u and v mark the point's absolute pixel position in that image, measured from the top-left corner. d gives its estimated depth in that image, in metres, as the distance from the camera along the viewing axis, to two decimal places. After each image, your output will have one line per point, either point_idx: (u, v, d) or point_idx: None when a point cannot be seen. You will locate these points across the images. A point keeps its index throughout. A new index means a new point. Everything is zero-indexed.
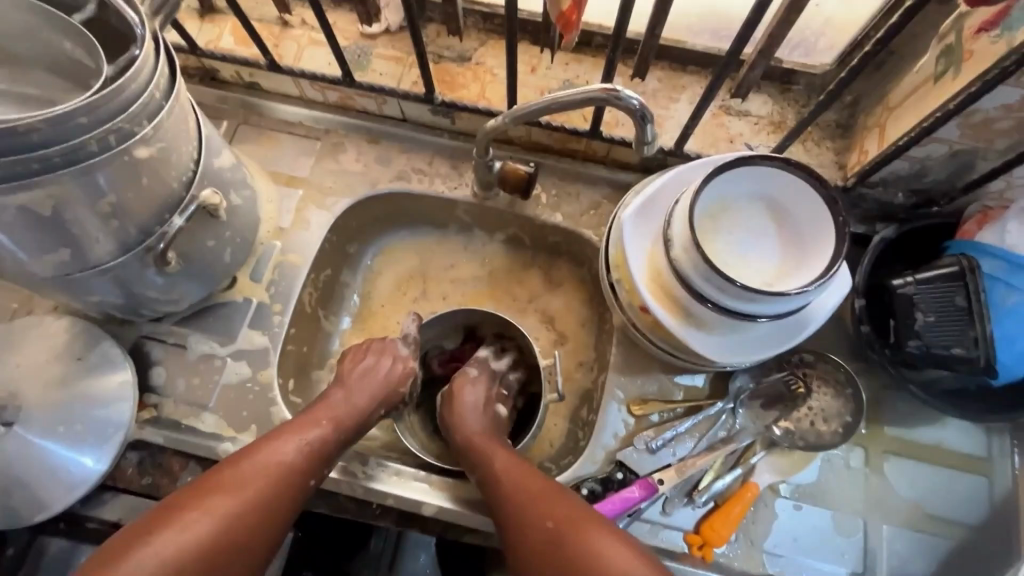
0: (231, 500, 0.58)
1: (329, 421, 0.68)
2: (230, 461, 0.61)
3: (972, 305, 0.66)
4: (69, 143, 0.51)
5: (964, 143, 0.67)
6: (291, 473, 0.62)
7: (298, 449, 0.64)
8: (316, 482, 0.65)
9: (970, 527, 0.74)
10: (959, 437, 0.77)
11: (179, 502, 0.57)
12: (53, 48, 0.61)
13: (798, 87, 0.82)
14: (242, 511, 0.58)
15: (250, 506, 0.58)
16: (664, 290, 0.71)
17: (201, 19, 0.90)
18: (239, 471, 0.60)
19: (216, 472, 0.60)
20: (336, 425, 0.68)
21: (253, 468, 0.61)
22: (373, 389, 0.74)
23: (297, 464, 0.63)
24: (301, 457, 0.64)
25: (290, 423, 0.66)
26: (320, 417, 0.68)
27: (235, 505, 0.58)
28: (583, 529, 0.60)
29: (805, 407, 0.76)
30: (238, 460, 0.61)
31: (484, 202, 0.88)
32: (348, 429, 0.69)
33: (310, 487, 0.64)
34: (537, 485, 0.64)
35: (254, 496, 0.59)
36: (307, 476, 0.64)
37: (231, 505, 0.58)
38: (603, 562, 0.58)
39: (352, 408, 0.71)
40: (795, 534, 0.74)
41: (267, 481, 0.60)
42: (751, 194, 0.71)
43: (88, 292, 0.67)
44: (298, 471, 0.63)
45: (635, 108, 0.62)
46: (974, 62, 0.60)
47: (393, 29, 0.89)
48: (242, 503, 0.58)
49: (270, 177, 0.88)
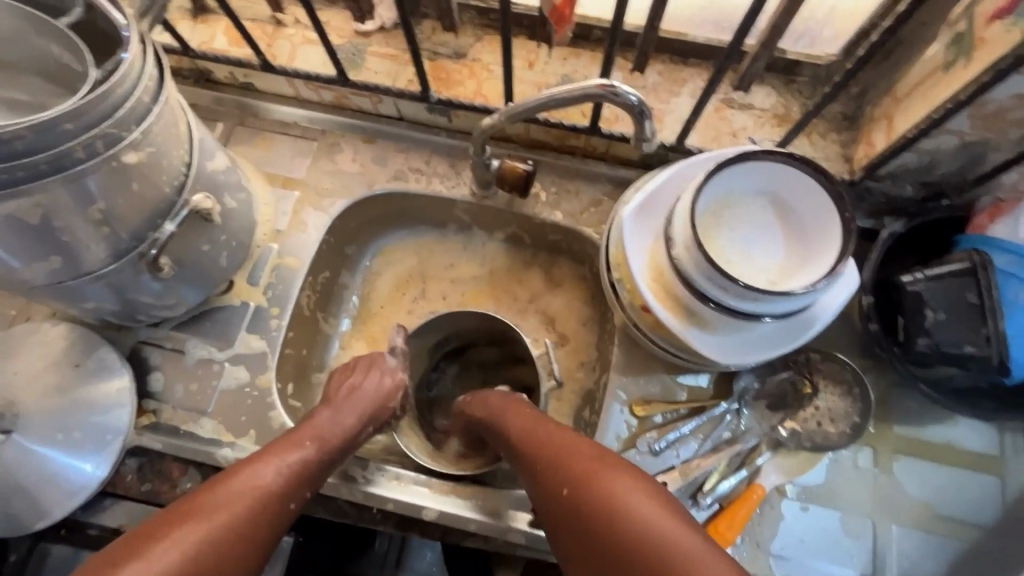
0: (203, 527, 0.54)
1: (313, 442, 0.66)
2: (204, 488, 0.58)
3: (984, 301, 0.64)
4: (55, 150, 0.50)
5: (975, 134, 0.64)
6: (270, 497, 0.59)
7: (279, 472, 0.61)
8: (296, 504, 0.62)
9: (983, 528, 0.73)
10: (971, 436, 0.75)
11: (147, 534, 0.53)
12: (41, 52, 0.60)
13: (803, 79, 0.80)
14: (216, 536, 0.54)
15: (226, 531, 0.55)
16: (665, 289, 0.69)
17: (194, 20, 0.89)
18: (213, 495, 0.57)
19: (187, 500, 0.56)
20: (320, 444, 0.66)
21: (227, 492, 0.57)
22: (363, 406, 0.73)
23: (277, 488, 0.60)
24: (282, 480, 0.61)
25: (273, 444, 0.64)
26: (303, 438, 0.66)
27: (209, 530, 0.54)
28: (600, 483, 0.53)
29: (811, 407, 0.75)
30: (211, 486, 0.58)
31: (483, 201, 0.87)
32: (334, 450, 0.67)
33: (289, 511, 0.61)
34: (551, 449, 0.60)
35: (229, 519, 0.55)
36: (287, 500, 0.61)
37: (201, 530, 0.53)
38: (625, 508, 0.51)
39: (337, 428, 0.69)
40: (802, 536, 0.73)
41: (243, 505, 0.57)
42: (753, 190, 0.69)
43: (83, 299, 0.67)
44: (278, 495, 0.60)
45: (633, 104, 0.60)
46: (986, 50, 0.58)
47: (387, 25, 0.87)
48: (217, 526, 0.54)
49: (266, 179, 0.87)
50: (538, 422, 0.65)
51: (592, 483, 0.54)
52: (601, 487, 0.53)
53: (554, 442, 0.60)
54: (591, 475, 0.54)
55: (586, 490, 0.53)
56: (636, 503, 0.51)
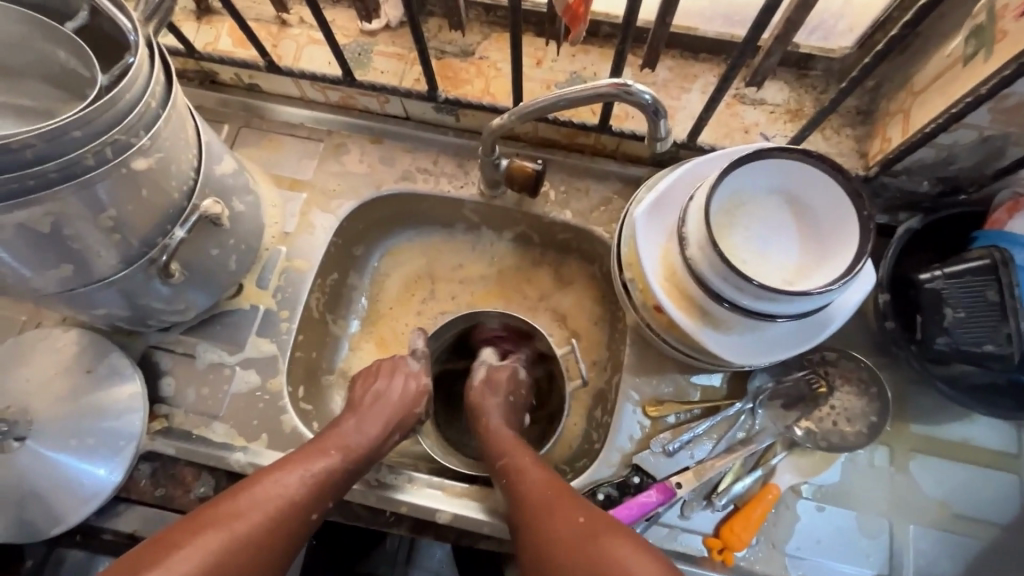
0: (224, 534, 0.54)
1: (338, 450, 0.66)
2: (228, 494, 0.58)
3: (1006, 300, 0.62)
4: (65, 158, 0.50)
5: (994, 128, 0.63)
6: (292, 506, 0.59)
7: (302, 481, 0.61)
8: (318, 515, 0.61)
9: (1000, 526, 0.72)
10: (989, 434, 0.75)
11: (170, 539, 0.54)
12: (48, 58, 0.60)
13: (816, 73, 0.79)
14: (236, 546, 0.54)
15: (244, 542, 0.55)
16: (679, 289, 0.69)
17: (198, 21, 0.88)
18: (236, 503, 0.57)
19: (209, 507, 0.57)
20: (345, 454, 0.66)
21: (250, 501, 0.57)
22: (388, 411, 0.72)
23: (299, 498, 0.60)
24: (304, 489, 0.61)
25: (297, 453, 0.64)
26: (329, 446, 0.65)
27: (229, 539, 0.54)
28: (610, 550, 0.54)
29: (827, 406, 0.74)
30: (235, 492, 0.58)
31: (492, 201, 0.86)
32: (358, 459, 0.67)
33: (311, 521, 0.61)
34: (557, 502, 0.60)
35: (249, 529, 0.56)
36: (310, 510, 0.60)
37: (221, 539, 0.54)
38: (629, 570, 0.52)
39: (362, 436, 0.69)
40: (818, 536, 0.72)
41: (264, 514, 0.57)
42: (770, 188, 0.68)
43: (93, 305, 0.66)
44: (300, 505, 0.60)
45: (647, 103, 0.59)
46: (1008, 43, 0.56)
47: (393, 24, 0.86)
48: (237, 536, 0.55)
49: (274, 181, 0.87)
50: (541, 473, 0.65)
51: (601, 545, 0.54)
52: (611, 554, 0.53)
53: (558, 496, 0.61)
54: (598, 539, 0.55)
55: (597, 551, 0.54)
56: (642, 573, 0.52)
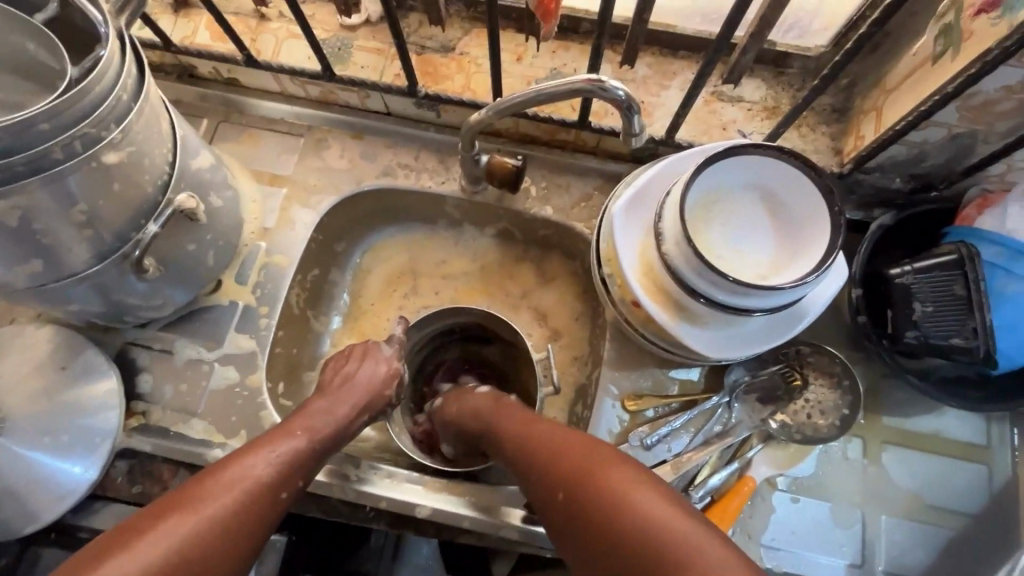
0: (191, 519, 0.53)
1: (304, 431, 0.65)
2: (197, 479, 0.57)
3: (972, 294, 0.64)
4: (32, 151, 0.49)
5: (963, 126, 0.64)
6: (261, 488, 0.58)
7: (268, 464, 0.60)
8: (288, 495, 0.61)
9: (968, 517, 0.74)
10: (960, 427, 0.76)
11: (133, 526, 0.53)
12: (17, 50, 0.59)
13: (792, 71, 0.80)
14: (204, 529, 0.53)
15: (213, 524, 0.54)
16: (656, 285, 0.69)
17: (175, 14, 0.87)
18: (200, 488, 0.56)
19: (174, 495, 0.56)
20: (311, 434, 0.65)
21: (217, 483, 0.56)
22: (355, 393, 0.72)
23: (267, 478, 0.59)
24: (272, 471, 0.60)
25: (264, 437, 0.63)
26: (295, 428, 0.65)
27: (195, 523, 0.53)
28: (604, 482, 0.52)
29: (801, 400, 0.75)
30: (200, 479, 0.57)
31: (473, 197, 0.86)
32: (325, 439, 0.66)
33: (282, 500, 0.60)
34: (555, 446, 0.59)
35: (215, 512, 0.54)
36: (278, 490, 0.60)
37: (186, 524, 0.53)
38: (623, 501, 0.50)
39: (328, 417, 0.68)
40: (793, 527, 0.73)
41: (232, 496, 0.56)
42: (746, 183, 0.69)
43: (67, 301, 0.66)
44: (268, 486, 0.59)
45: (621, 99, 0.60)
46: (973, 43, 0.57)
47: (373, 19, 0.86)
48: (205, 518, 0.53)
49: (253, 176, 0.86)
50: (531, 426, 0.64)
51: (595, 478, 0.53)
52: (607, 483, 0.52)
53: (554, 439, 0.59)
54: (593, 470, 0.54)
55: (592, 487, 0.52)
56: (641, 498, 0.50)
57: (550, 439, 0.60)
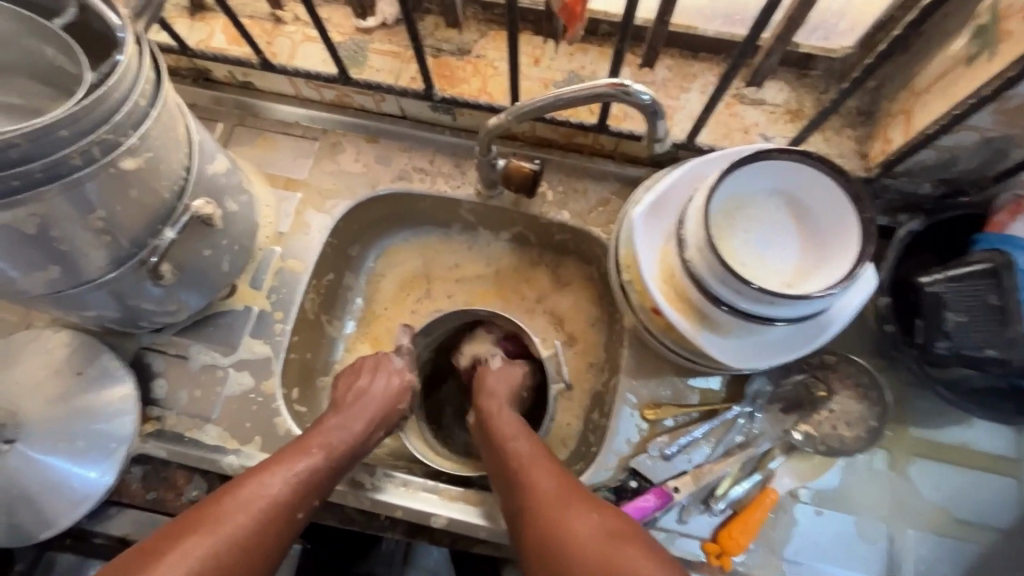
0: (210, 540, 0.53)
1: (321, 448, 0.64)
2: (213, 497, 0.57)
3: (1007, 303, 0.61)
4: (51, 158, 0.49)
5: (997, 130, 0.62)
6: (277, 508, 0.58)
7: (286, 482, 0.59)
8: (304, 514, 0.60)
9: (998, 532, 0.71)
10: (989, 439, 0.74)
11: (152, 546, 0.52)
12: (36, 56, 0.59)
13: (817, 73, 0.78)
14: (223, 550, 0.53)
15: (232, 546, 0.54)
16: (677, 291, 0.68)
17: (191, 17, 0.87)
18: (218, 508, 0.56)
19: (190, 514, 0.55)
20: (328, 451, 0.65)
21: (235, 503, 0.56)
22: (370, 408, 0.72)
23: (283, 498, 0.59)
24: (289, 490, 0.59)
25: (281, 452, 0.63)
26: (312, 444, 0.64)
27: (215, 544, 0.53)
28: (622, 550, 0.52)
29: (825, 411, 0.73)
30: (217, 498, 0.57)
31: (489, 201, 0.85)
32: (342, 456, 0.66)
33: (298, 520, 0.60)
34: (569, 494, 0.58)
35: (233, 533, 0.54)
36: (295, 509, 0.59)
37: (207, 545, 0.52)
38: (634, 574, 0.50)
39: (345, 433, 0.67)
40: (816, 540, 0.72)
41: (249, 516, 0.56)
42: (770, 189, 0.68)
43: (84, 307, 0.65)
44: (285, 505, 0.59)
45: (645, 104, 0.58)
46: (1011, 44, 0.55)
47: (389, 22, 0.85)
48: (224, 540, 0.53)
49: (268, 180, 0.86)
50: (555, 470, 0.62)
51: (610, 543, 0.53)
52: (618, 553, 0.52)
53: (570, 490, 0.59)
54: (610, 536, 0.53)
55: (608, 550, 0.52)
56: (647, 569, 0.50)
57: (565, 490, 0.59)
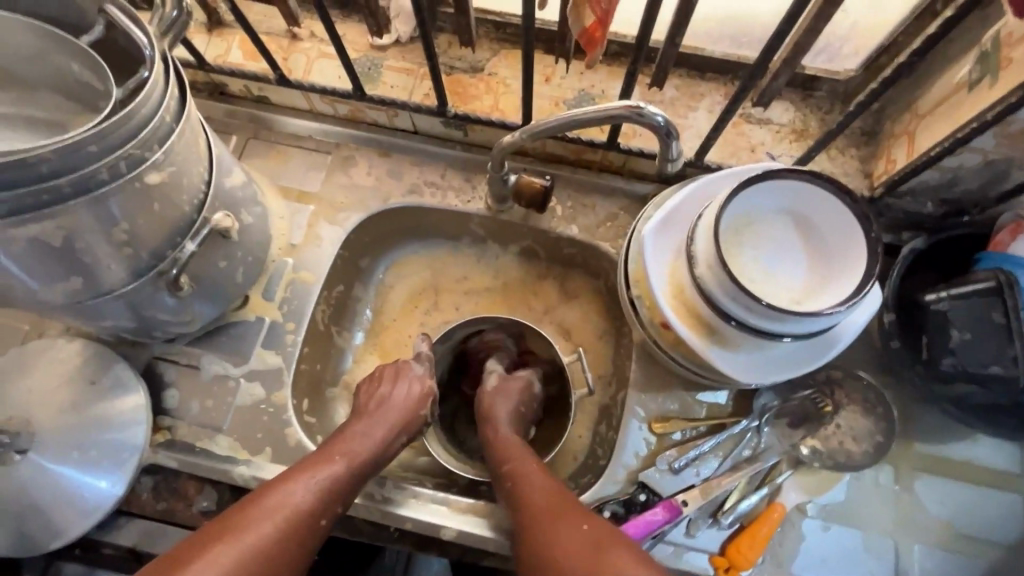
0: (233, 549, 0.54)
1: (343, 456, 0.65)
2: (238, 506, 0.58)
3: (1011, 321, 0.63)
4: (80, 173, 0.50)
5: (998, 152, 0.64)
6: (301, 515, 0.59)
7: (307, 489, 0.60)
8: (328, 520, 0.61)
9: (1003, 548, 0.72)
10: (993, 455, 0.75)
11: (177, 557, 0.53)
12: (62, 71, 0.60)
13: (821, 94, 0.80)
14: (246, 559, 0.54)
15: (253, 553, 0.54)
16: (686, 306, 0.69)
17: (209, 33, 0.89)
18: (242, 516, 0.57)
19: (214, 524, 0.56)
20: (351, 459, 0.66)
21: (258, 512, 0.57)
22: (392, 416, 0.72)
23: (306, 505, 0.59)
24: (311, 497, 0.60)
25: (306, 460, 0.64)
26: (334, 452, 0.65)
27: (237, 553, 0.54)
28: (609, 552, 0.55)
29: (832, 425, 0.74)
30: (240, 507, 0.58)
31: (499, 215, 0.86)
32: (365, 463, 0.67)
33: (322, 527, 0.60)
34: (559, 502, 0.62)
35: (256, 542, 0.55)
36: (318, 516, 0.60)
37: (230, 554, 0.53)
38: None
39: (367, 442, 0.68)
40: (823, 555, 0.72)
41: (272, 524, 0.57)
42: (777, 208, 0.69)
43: (101, 317, 0.66)
44: (308, 512, 0.59)
45: (659, 125, 0.60)
46: (1012, 71, 0.57)
47: (403, 39, 0.87)
48: (246, 549, 0.54)
49: (281, 193, 0.87)
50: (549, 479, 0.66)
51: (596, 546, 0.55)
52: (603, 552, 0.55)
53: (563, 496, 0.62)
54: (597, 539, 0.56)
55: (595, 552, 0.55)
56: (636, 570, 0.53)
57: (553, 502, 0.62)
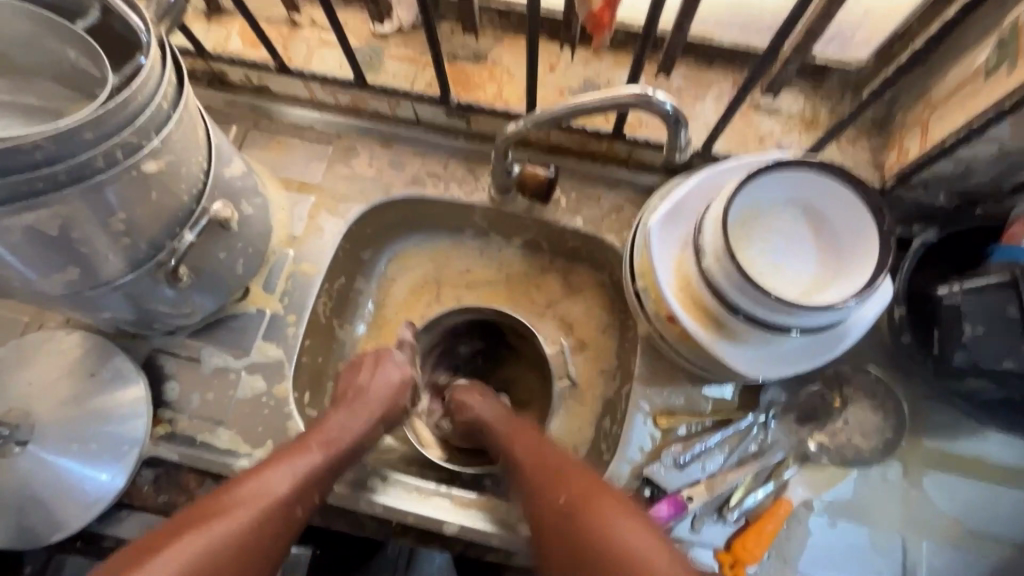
0: (202, 538, 0.53)
1: (321, 446, 0.64)
2: (213, 495, 0.57)
3: None
4: (76, 160, 0.49)
5: (1015, 142, 0.62)
6: (276, 504, 0.58)
7: (281, 479, 0.59)
8: (304, 511, 0.60)
9: (1012, 546, 0.71)
10: (1003, 451, 0.74)
11: (148, 545, 0.53)
12: (58, 58, 0.59)
13: (832, 83, 0.78)
14: (215, 548, 0.53)
15: (225, 541, 0.54)
16: (693, 299, 0.68)
17: (208, 20, 0.88)
18: (214, 504, 0.56)
19: (188, 513, 0.56)
20: (328, 448, 0.64)
21: (232, 500, 0.57)
22: (370, 406, 0.71)
23: (281, 496, 0.58)
24: (286, 487, 0.59)
25: (284, 449, 0.63)
26: (311, 442, 0.64)
27: (208, 542, 0.53)
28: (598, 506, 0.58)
29: (840, 421, 0.74)
30: (215, 495, 0.57)
31: (502, 207, 0.85)
32: (343, 454, 0.65)
33: (298, 517, 0.59)
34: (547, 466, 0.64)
35: (227, 531, 0.54)
36: (294, 506, 0.59)
37: (200, 542, 0.53)
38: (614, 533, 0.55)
39: (345, 433, 0.67)
40: (830, 551, 0.71)
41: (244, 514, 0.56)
42: (786, 199, 0.68)
43: (100, 308, 0.65)
44: (282, 502, 0.58)
45: (668, 113, 0.59)
46: None
47: (406, 27, 0.85)
48: (217, 538, 0.54)
49: (282, 184, 0.86)
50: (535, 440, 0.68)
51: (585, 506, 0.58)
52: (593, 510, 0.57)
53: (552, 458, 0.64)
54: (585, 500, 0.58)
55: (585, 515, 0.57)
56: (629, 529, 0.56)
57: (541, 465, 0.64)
